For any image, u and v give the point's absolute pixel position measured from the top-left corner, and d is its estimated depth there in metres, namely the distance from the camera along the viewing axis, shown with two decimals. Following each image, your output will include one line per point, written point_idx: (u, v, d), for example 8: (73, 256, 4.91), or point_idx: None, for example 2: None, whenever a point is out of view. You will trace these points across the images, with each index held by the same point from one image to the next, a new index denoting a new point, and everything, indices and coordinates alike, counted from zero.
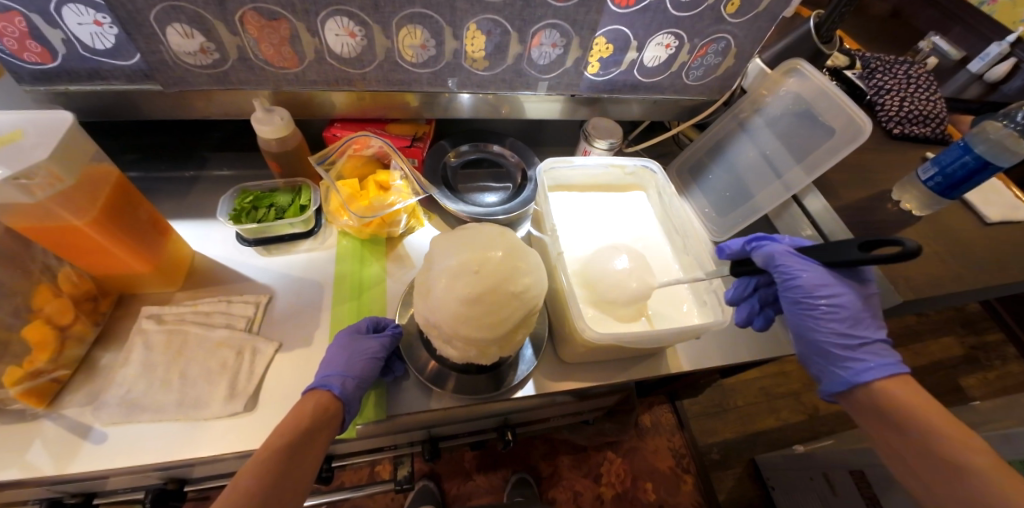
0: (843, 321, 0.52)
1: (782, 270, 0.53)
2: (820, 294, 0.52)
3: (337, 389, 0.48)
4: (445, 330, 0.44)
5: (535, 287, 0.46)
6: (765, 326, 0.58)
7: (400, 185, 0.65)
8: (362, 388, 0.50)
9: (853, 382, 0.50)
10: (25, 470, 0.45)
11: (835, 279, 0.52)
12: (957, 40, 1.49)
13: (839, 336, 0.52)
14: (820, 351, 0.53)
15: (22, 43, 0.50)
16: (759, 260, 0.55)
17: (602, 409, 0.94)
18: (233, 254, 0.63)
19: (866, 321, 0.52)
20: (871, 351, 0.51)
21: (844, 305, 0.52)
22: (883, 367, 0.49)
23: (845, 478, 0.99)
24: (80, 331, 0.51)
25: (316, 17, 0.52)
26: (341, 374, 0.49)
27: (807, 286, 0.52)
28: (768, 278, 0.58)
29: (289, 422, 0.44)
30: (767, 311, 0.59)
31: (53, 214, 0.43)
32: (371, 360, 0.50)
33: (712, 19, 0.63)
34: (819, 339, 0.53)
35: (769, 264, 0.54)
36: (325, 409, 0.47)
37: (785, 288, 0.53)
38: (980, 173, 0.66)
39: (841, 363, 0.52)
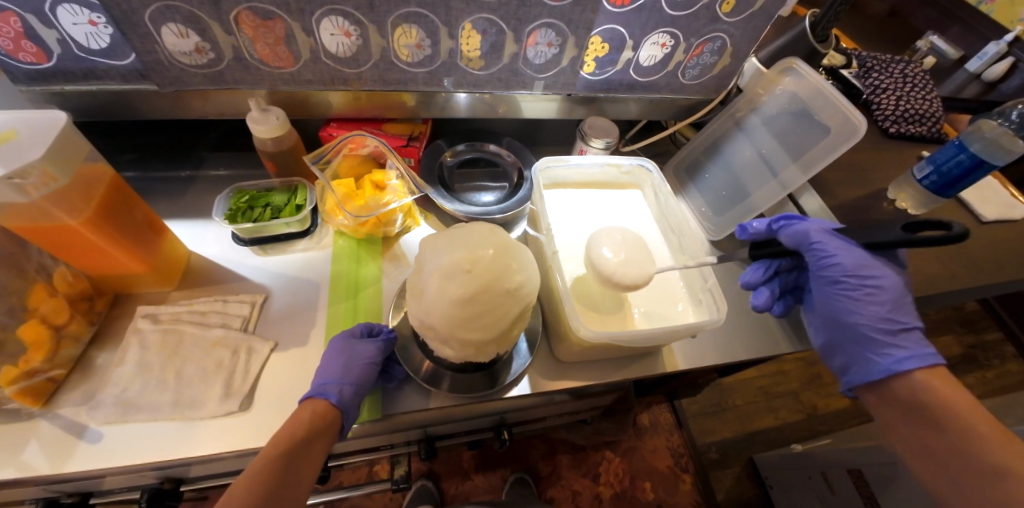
0: (880, 304, 0.53)
1: (818, 249, 0.54)
2: (857, 276, 0.53)
3: (334, 397, 0.48)
4: (441, 331, 0.44)
5: (528, 284, 0.46)
6: (782, 312, 0.62)
7: (396, 184, 0.65)
8: (359, 395, 0.50)
9: (895, 368, 0.50)
10: (22, 470, 0.45)
11: (869, 262, 0.53)
12: (955, 40, 1.49)
13: (877, 320, 0.52)
14: (855, 337, 0.54)
15: (17, 43, 0.50)
16: (789, 240, 0.57)
17: (599, 408, 0.93)
18: (228, 254, 0.63)
19: (902, 307, 0.53)
20: (909, 338, 0.52)
21: (881, 288, 0.53)
22: (924, 354, 0.49)
23: (843, 478, 0.99)
24: (75, 331, 0.51)
25: (310, 16, 0.52)
26: (338, 382, 0.49)
27: (844, 266, 0.53)
28: (788, 264, 0.61)
29: (284, 431, 0.44)
30: (786, 297, 0.63)
31: (47, 213, 0.43)
32: (367, 366, 0.50)
33: (707, 18, 0.63)
34: (855, 324, 0.53)
35: (803, 243, 0.55)
36: (320, 417, 0.47)
37: (821, 267, 0.54)
38: (975, 172, 0.66)
39: (880, 350, 0.51)
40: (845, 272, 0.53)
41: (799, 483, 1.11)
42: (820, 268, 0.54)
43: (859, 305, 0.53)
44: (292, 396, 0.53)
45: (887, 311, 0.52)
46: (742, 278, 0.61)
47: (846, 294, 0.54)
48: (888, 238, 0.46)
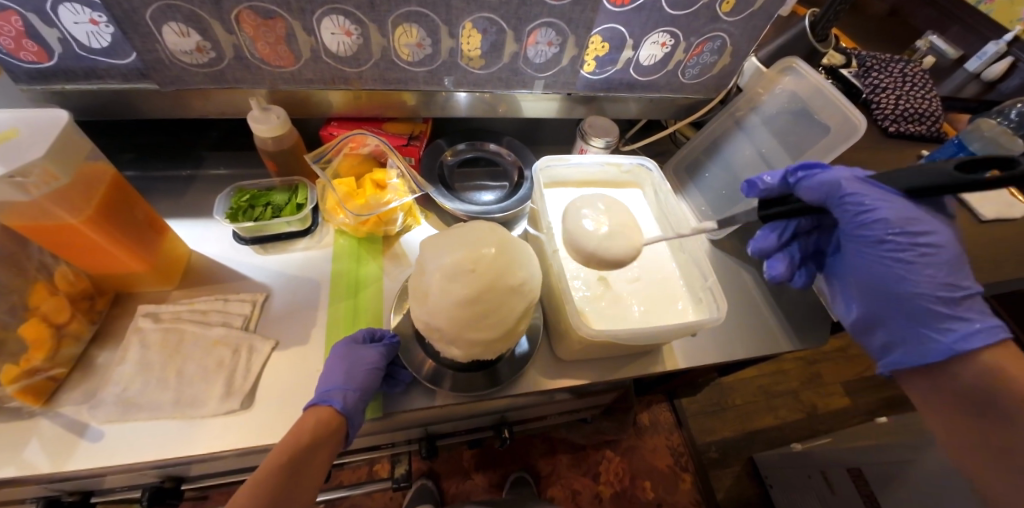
0: (936, 266, 0.47)
1: (857, 206, 0.48)
2: (908, 233, 0.47)
3: (338, 403, 0.47)
4: (449, 332, 0.44)
5: (530, 281, 0.46)
6: (804, 283, 0.59)
7: (397, 183, 0.65)
8: (364, 400, 0.49)
9: (959, 347, 0.45)
10: (22, 469, 0.45)
11: (920, 215, 0.47)
12: (954, 40, 1.49)
13: (934, 287, 0.47)
14: (907, 308, 0.49)
15: (18, 42, 0.50)
16: (814, 195, 0.52)
17: (600, 406, 0.93)
18: (229, 253, 0.63)
19: (962, 267, 0.47)
20: (970, 306, 0.47)
21: (936, 248, 0.47)
22: (991, 327, 0.45)
23: (842, 477, 0.99)
24: (76, 330, 0.51)
25: (311, 16, 0.52)
26: (341, 388, 0.48)
27: (892, 223, 0.47)
28: (806, 225, 0.58)
29: (290, 440, 0.44)
30: (808, 265, 0.59)
31: (48, 212, 0.43)
32: (370, 370, 0.50)
33: (707, 17, 0.63)
34: (907, 295, 0.48)
35: (840, 198, 0.49)
36: (324, 425, 0.46)
37: (864, 226, 0.48)
38: None
39: (940, 324, 0.47)
40: (892, 230, 0.47)
41: (799, 483, 1.12)
42: (862, 227, 0.49)
43: (911, 271, 0.48)
44: (294, 395, 0.53)
45: (946, 275, 0.47)
46: (752, 246, 0.60)
47: (894, 258, 0.48)
48: (936, 181, 0.36)
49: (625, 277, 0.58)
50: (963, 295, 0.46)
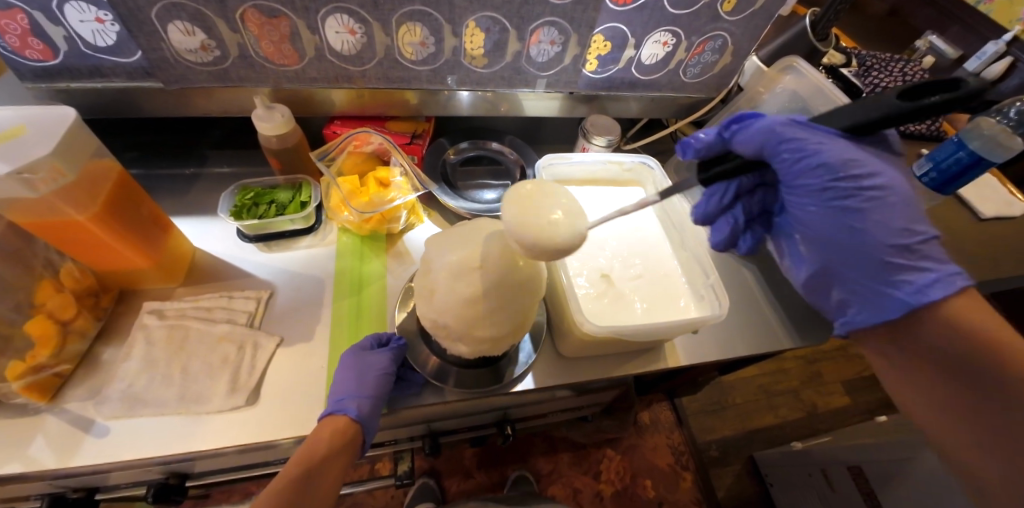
0: (889, 211, 0.41)
1: (796, 152, 0.42)
2: (853, 176, 0.41)
3: (353, 412, 0.47)
4: (456, 330, 0.45)
5: (536, 278, 0.46)
6: (749, 248, 0.52)
7: (400, 181, 0.65)
8: (377, 406, 0.50)
9: (918, 300, 0.40)
10: (27, 465, 0.45)
11: (864, 155, 0.41)
12: (954, 39, 1.50)
13: (887, 235, 0.41)
14: (860, 263, 0.42)
15: (24, 40, 0.50)
16: (751, 147, 0.44)
17: (602, 404, 0.94)
18: (233, 251, 0.63)
19: (916, 207, 0.41)
20: (930, 252, 0.41)
21: (885, 190, 0.41)
22: (951, 274, 0.39)
23: (842, 475, 1.00)
24: (82, 326, 0.51)
25: (315, 14, 0.53)
26: (355, 396, 0.48)
27: (836, 167, 0.40)
28: (748, 183, 0.49)
29: (306, 450, 0.45)
30: (755, 228, 0.51)
31: (56, 209, 0.43)
32: (381, 377, 0.50)
33: (708, 16, 0.63)
34: (860, 249, 0.42)
35: (775, 145, 0.43)
36: (340, 435, 0.46)
37: (807, 174, 0.41)
38: (973, 170, 0.65)
39: (896, 279, 0.41)
40: (836, 175, 0.40)
41: (799, 481, 1.12)
42: (801, 176, 0.42)
43: (862, 219, 0.41)
44: (299, 392, 0.53)
45: (901, 218, 0.41)
46: (694, 213, 0.51)
47: (843, 207, 0.42)
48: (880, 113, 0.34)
49: (629, 275, 0.58)
50: (923, 240, 0.40)
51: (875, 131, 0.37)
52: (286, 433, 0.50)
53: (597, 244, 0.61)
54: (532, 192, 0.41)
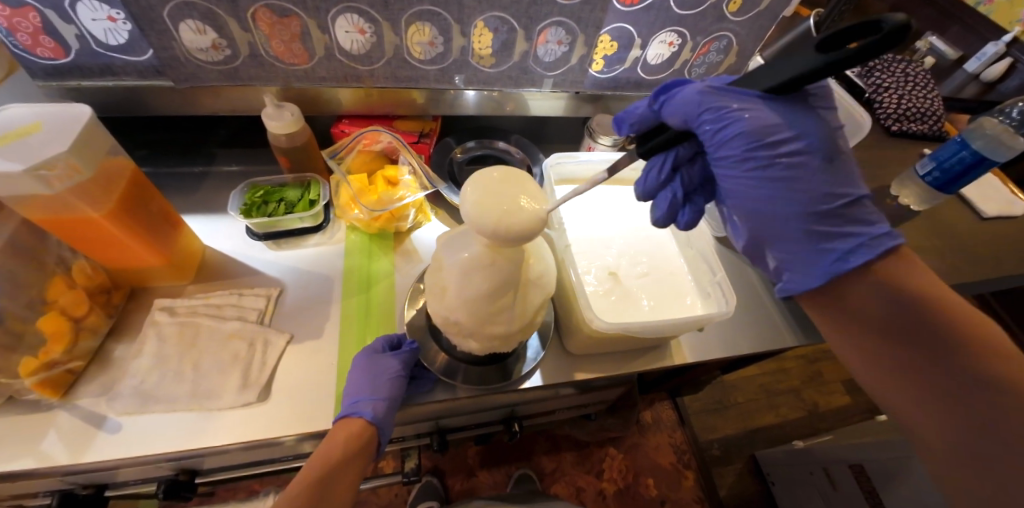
0: (811, 177, 0.40)
1: (715, 122, 0.40)
2: (774, 143, 0.39)
3: (369, 415, 0.48)
4: (467, 327, 0.46)
5: (547, 275, 0.47)
6: (689, 223, 0.48)
7: (408, 180, 0.66)
8: (391, 408, 0.50)
9: (841, 267, 0.40)
10: (40, 460, 0.45)
11: (789, 118, 0.39)
12: (954, 40, 1.51)
13: (810, 203, 0.40)
14: (786, 234, 0.42)
15: (35, 38, 0.51)
16: (680, 118, 0.42)
17: (606, 402, 0.94)
18: (242, 249, 0.64)
19: (839, 169, 0.40)
20: (852, 215, 0.41)
21: (806, 155, 0.40)
22: (875, 239, 0.39)
23: (844, 473, 1.00)
24: (93, 323, 0.52)
25: (326, 14, 0.53)
26: (370, 399, 0.48)
27: (754, 137, 0.39)
28: (687, 152, 0.46)
29: (322, 454, 0.45)
30: (696, 199, 0.47)
31: (71, 206, 0.43)
32: (395, 379, 0.50)
33: (714, 17, 0.63)
34: (787, 217, 0.41)
35: (697, 115, 0.41)
36: (356, 439, 0.47)
37: (728, 145, 0.40)
38: (975, 169, 0.66)
39: (821, 246, 0.41)
40: (754, 144, 0.39)
41: (801, 479, 1.13)
42: (724, 145, 0.41)
43: (785, 187, 0.41)
44: (308, 389, 0.53)
45: (823, 184, 0.40)
46: (636, 189, 0.48)
47: (770, 175, 0.41)
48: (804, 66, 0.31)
49: (636, 273, 0.59)
50: (844, 205, 0.40)
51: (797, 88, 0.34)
52: (297, 429, 0.51)
53: (603, 242, 0.61)
54: (501, 176, 0.41)
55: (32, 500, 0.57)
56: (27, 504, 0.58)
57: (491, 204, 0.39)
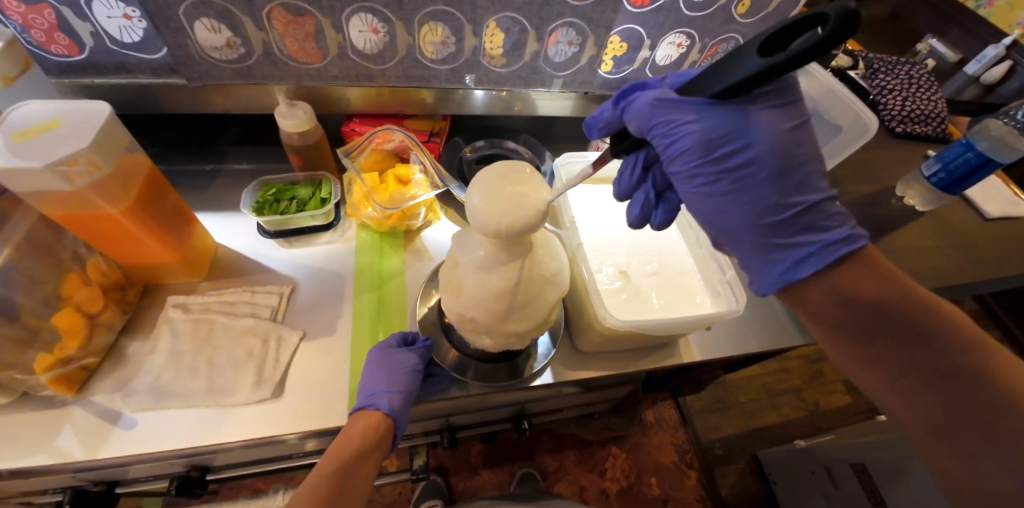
0: (758, 187, 0.39)
1: (659, 134, 0.41)
2: (716, 154, 0.39)
3: (386, 406, 0.48)
4: (483, 324, 0.46)
5: (563, 272, 0.48)
6: (664, 222, 0.48)
7: (420, 178, 0.66)
8: (407, 402, 0.51)
9: (788, 278, 0.39)
10: (56, 456, 0.45)
11: (735, 126, 0.38)
12: (954, 43, 1.52)
13: (757, 215, 0.40)
14: (737, 243, 0.42)
15: (50, 36, 0.51)
16: (634, 127, 0.43)
17: (611, 400, 0.95)
18: (254, 246, 0.64)
19: (793, 176, 0.38)
20: (807, 222, 0.39)
21: (753, 166, 0.38)
22: (827, 248, 0.38)
23: (847, 472, 1.01)
24: (108, 319, 0.52)
25: (340, 13, 0.53)
26: (386, 391, 0.49)
27: (694, 150, 0.39)
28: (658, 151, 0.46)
29: (340, 447, 0.45)
30: (671, 196, 0.48)
31: (90, 202, 0.44)
32: (411, 373, 0.51)
33: (723, 18, 0.64)
34: (737, 228, 0.41)
35: (644, 127, 0.42)
36: (373, 430, 0.47)
37: (673, 156, 0.41)
38: (980, 170, 0.70)
39: (770, 256, 0.40)
40: (696, 156, 0.40)
41: (804, 478, 1.13)
42: (673, 156, 0.41)
43: (733, 197, 0.40)
44: (321, 385, 0.54)
45: (772, 193, 0.39)
46: (614, 191, 0.49)
47: (718, 185, 0.40)
48: (750, 71, 0.30)
49: (646, 271, 0.59)
50: (795, 214, 0.39)
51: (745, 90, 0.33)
52: (311, 425, 0.51)
53: (614, 241, 0.62)
54: (504, 172, 0.42)
55: (41, 497, 0.57)
56: (35, 501, 0.58)
57: (494, 202, 0.40)
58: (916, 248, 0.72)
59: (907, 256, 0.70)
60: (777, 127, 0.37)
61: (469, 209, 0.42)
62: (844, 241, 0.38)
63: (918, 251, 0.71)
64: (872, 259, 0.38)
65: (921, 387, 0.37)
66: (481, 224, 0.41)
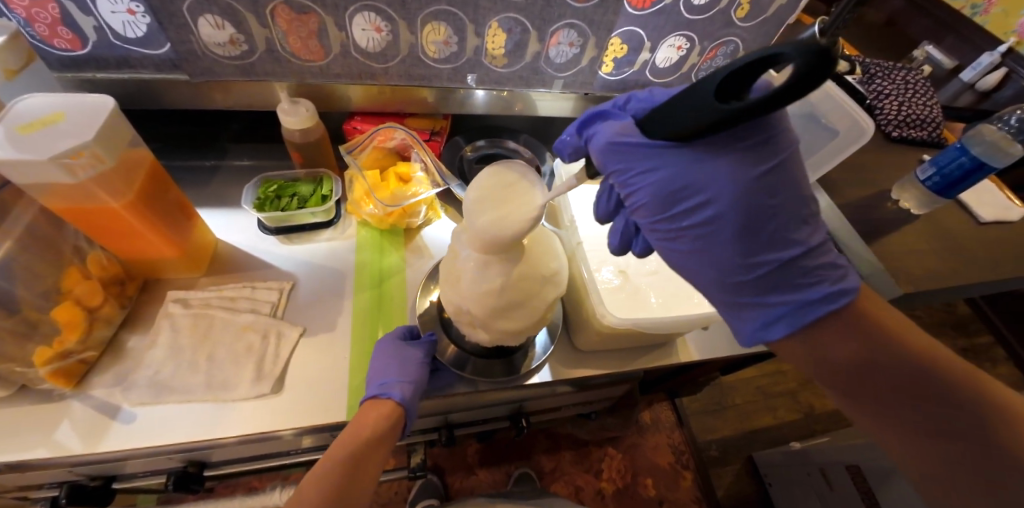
0: (721, 244, 0.38)
1: (620, 180, 0.41)
2: (677, 207, 0.39)
3: (398, 395, 0.48)
4: (478, 317, 0.46)
5: (561, 272, 0.48)
6: (645, 250, 0.46)
7: (421, 177, 0.66)
8: (416, 393, 0.51)
9: (759, 338, 0.40)
10: (53, 450, 0.45)
11: (696, 179, 0.37)
12: (948, 51, 1.53)
13: (724, 273, 0.39)
14: (710, 296, 0.42)
15: (53, 29, 0.51)
16: (595, 164, 0.43)
17: (609, 400, 0.96)
18: (254, 242, 0.64)
19: (763, 232, 0.37)
20: (782, 279, 0.39)
21: (717, 222, 0.37)
22: (800, 309, 0.38)
23: (841, 473, 1.01)
24: (108, 314, 0.52)
25: (344, 12, 0.54)
26: (398, 381, 0.49)
27: (653, 200, 0.40)
28: None
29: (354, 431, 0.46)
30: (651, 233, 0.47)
31: (93, 195, 0.44)
32: (420, 365, 0.52)
33: (722, 22, 0.65)
34: (707, 282, 0.41)
35: (604, 169, 0.42)
36: (387, 417, 0.48)
37: (636, 205, 0.41)
38: (974, 174, 0.71)
39: (744, 311, 0.41)
40: (658, 208, 0.40)
41: (799, 479, 1.14)
42: (637, 204, 0.41)
43: (699, 253, 0.40)
44: (322, 382, 0.54)
45: (738, 252, 0.38)
46: (595, 214, 0.50)
47: (684, 240, 0.40)
48: (710, 120, 0.30)
49: (644, 271, 0.61)
50: (765, 272, 0.38)
51: (708, 130, 0.31)
52: (310, 420, 0.51)
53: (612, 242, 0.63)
54: (494, 182, 0.43)
55: (37, 492, 0.57)
56: (31, 496, 0.58)
57: (486, 209, 0.42)
58: (911, 251, 0.72)
59: (903, 259, 0.71)
60: (739, 176, 0.35)
61: (466, 211, 0.44)
62: (820, 302, 0.38)
63: (912, 254, 0.72)
64: (857, 311, 0.37)
65: (907, 418, 0.36)
66: (476, 227, 0.42)
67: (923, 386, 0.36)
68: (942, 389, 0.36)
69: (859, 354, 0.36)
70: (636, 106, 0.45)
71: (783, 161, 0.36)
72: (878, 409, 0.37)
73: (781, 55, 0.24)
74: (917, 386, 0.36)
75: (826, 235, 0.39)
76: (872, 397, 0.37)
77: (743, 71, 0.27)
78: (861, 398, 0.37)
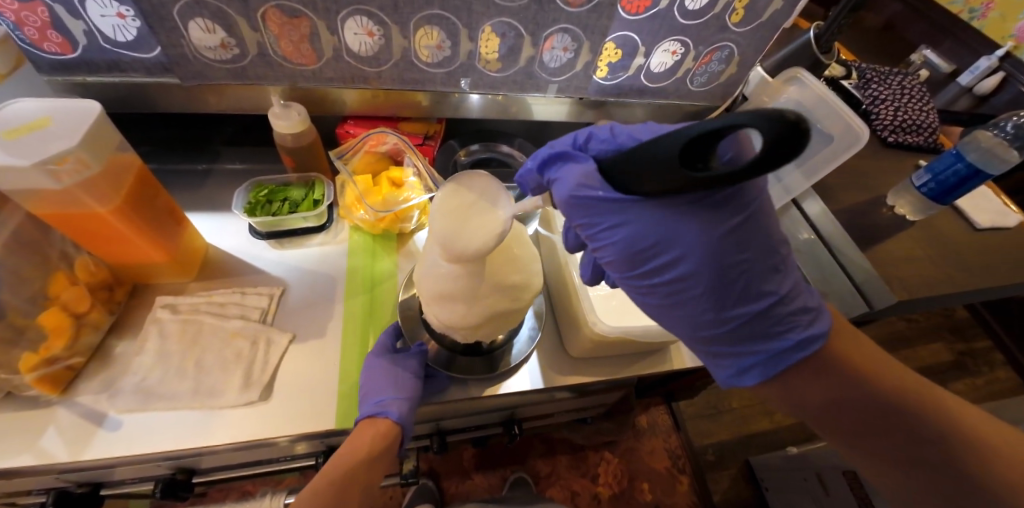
0: (694, 301, 0.38)
1: (589, 233, 0.40)
2: (647, 263, 0.39)
3: (395, 415, 0.50)
4: (439, 305, 0.47)
5: (529, 282, 0.49)
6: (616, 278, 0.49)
7: (413, 182, 0.66)
8: (412, 408, 0.52)
9: (733, 384, 0.40)
10: (39, 456, 0.45)
11: (665, 237, 0.36)
12: (946, 55, 1.51)
13: (696, 327, 0.40)
14: (684, 344, 0.43)
15: (43, 33, 0.50)
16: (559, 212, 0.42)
17: (603, 405, 0.95)
18: (246, 246, 0.64)
19: (733, 288, 0.37)
20: (754, 330, 0.39)
21: (687, 279, 0.37)
22: (773, 359, 0.39)
23: (836, 478, 1.01)
24: (95, 320, 0.51)
25: (335, 16, 0.53)
26: (394, 399, 0.50)
27: (621, 256, 0.39)
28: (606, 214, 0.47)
29: (354, 445, 0.48)
30: None
31: (78, 200, 0.43)
32: (415, 380, 0.53)
33: (717, 27, 0.64)
34: (681, 332, 0.41)
35: (569, 220, 0.41)
36: (383, 437, 0.49)
37: (606, 257, 0.41)
38: (971, 180, 0.71)
39: (718, 359, 0.41)
40: (627, 262, 0.39)
41: (794, 484, 1.14)
42: (606, 256, 0.41)
43: (672, 307, 0.40)
44: (312, 388, 0.53)
45: (708, 308, 0.38)
46: (565, 245, 0.51)
47: (657, 295, 0.40)
48: (679, 183, 0.29)
49: None
50: (736, 325, 0.38)
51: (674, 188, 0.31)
52: (298, 427, 0.50)
53: None
54: (456, 205, 0.42)
55: (25, 498, 0.56)
56: (18, 501, 0.57)
57: (448, 227, 0.41)
58: (907, 257, 0.72)
59: (898, 265, 0.71)
60: (708, 235, 0.35)
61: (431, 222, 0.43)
62: (793, 350, 0.38)
63: (908, 259, 0.72)
64: (831, 357, 0.38)
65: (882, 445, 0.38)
66: (444, 242, 0.41)
67: (901, 425, 0.37)
68: (922, 420, 0.37)
69: (833, 396, 0.37)
70: (597, 147, 0.44)
71: (751, 213, 0.36)
72: (857, 436, 0.39)
73: (742, 124, 0.24)
74: (899, 421, 0.37)
75: (796, 279, 0.39)
76: (852, 432, 0.38)
77: (707, 136, 0.26)
78: (843, 434, 0.39)
